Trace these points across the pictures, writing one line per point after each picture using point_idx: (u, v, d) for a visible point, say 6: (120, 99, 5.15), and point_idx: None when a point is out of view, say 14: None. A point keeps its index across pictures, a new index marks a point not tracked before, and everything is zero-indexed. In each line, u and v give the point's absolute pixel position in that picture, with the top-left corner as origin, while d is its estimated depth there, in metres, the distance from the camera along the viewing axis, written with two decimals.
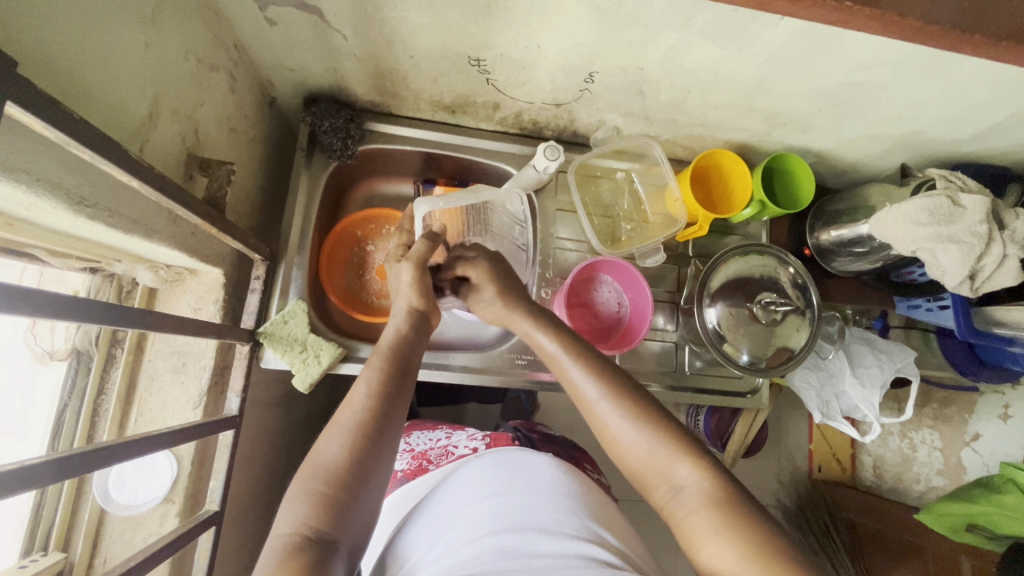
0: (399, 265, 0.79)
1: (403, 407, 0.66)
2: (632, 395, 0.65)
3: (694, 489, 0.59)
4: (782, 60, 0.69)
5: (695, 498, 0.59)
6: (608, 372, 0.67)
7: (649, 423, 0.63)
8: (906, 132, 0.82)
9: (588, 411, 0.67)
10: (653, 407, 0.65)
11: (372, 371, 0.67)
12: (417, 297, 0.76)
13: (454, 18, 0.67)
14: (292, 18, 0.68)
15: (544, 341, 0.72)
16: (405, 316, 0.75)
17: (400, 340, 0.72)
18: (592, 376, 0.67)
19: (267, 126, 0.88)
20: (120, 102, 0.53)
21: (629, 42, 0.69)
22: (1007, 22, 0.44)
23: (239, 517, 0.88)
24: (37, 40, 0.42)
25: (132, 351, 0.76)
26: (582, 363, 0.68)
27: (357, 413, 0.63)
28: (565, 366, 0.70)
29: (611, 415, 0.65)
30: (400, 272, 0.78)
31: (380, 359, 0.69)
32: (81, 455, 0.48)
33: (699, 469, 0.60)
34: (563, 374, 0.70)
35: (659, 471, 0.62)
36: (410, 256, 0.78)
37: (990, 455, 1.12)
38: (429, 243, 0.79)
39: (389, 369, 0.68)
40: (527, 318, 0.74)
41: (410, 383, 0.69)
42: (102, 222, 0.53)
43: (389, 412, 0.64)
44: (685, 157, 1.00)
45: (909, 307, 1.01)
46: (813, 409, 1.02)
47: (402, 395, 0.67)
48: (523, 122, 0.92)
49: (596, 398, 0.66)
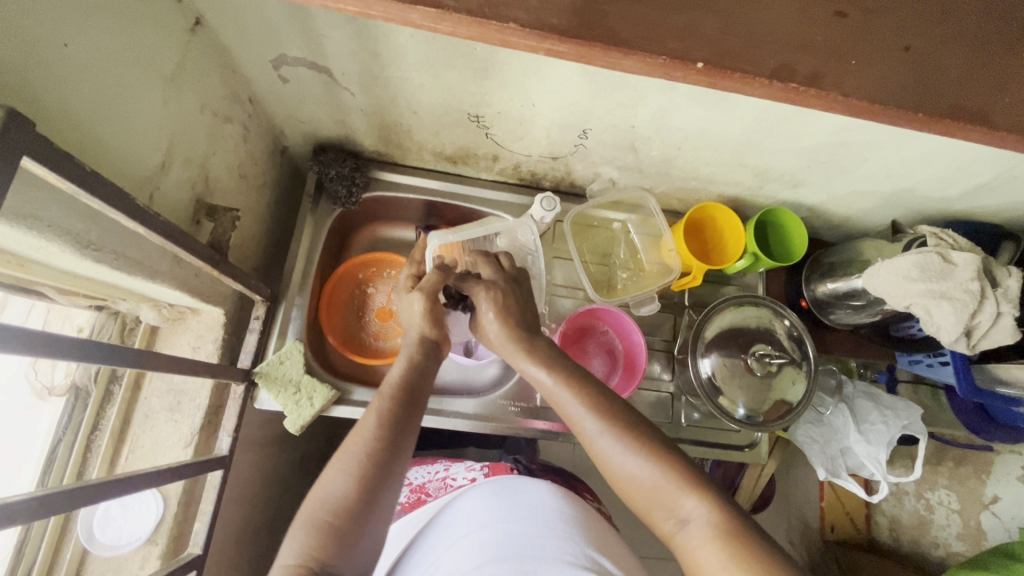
0: (411, 295, 0.79)
1: (412, 434, 0.66)
2: (633, 425, 0.65)
3: (700, 522, 0.57)
4: (766, 121, 0.72)
5: (702, 531, 0.56)
6: (609, 407, 0.66)
7: (655, 454, 0.62)
8: (896, 189, 0.84)
9: (590, 447, 0.66)
10: (652, 437, 0.64)
11: (381, 400, 0.67)
12: (429, 325, 0.76)
13: (454, 78, 0.71)
14: (304, 76, 0.73)
15: (543, 376, 0.71)
16: (416, 342, 0.75)
17: (411, 366, 0.72)
18: (593, 411, 0.66)
19: (277, 173, 0.93)
20: (133, 154, 0.57)
21: (618, 103, 0.72)
22: (961, 98, 0.45)
23: (225, 559, 0.86)
24: (59, 97, 0.46)
25: (130, 388, 0.78)
26: (583, 398, 0.67)
27: (366, 441, 0.62)
28: (566, 402, 0.68)
29: (612, 449, 0.63)
30: (412, 302, 0.78)
31: (391, 387, 0.69)
32: (69, 491, 0.48)
33: (704, 500, 0.58)
34: (563, 410, 0.69)
35: (664, 504, 0.60)
36: (422, 286, 0.78)
37: (1010, 521, 1.02)
38: (440, 274, 0.80)
39: (397, 398, 0.67)
40: (526, 356, 0.74)
41: (421, 413, 0.69)
42: (107, 264, 0.56)
43: (398, 442, 0.63)
44: (681, 209, 1.03)
45: (910, 362, 0.98)
46: (818, 466, 0.99)
47: (412, 423, 0.67)
48: (522, 173, 0.95)
49: (597, 432, 0.65)
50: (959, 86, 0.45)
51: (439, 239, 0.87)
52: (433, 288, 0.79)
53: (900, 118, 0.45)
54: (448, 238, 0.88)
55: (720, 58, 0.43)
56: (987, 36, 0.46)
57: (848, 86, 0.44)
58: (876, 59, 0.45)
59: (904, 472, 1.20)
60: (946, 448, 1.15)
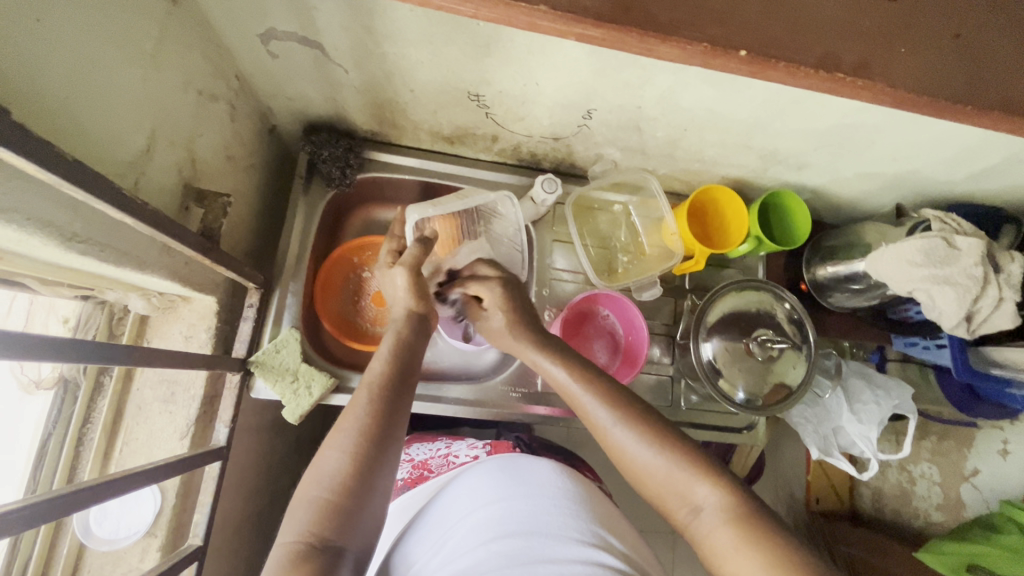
0: (393, 269, 0.78)
1: (405, 412, 0.65)
2: (647, 417, 0.64)
3: (715, 508, 0.57)
4: (776, 103, 0.70)
5: (716, 516, 0.57)
6: (622, 399, 0.65)
7: (666, 443, 0.61)
8: (901, 172, 0.83)
9: (602, 438, 0.65)
10: (665, 427, 0.63)
11: (372, 377, 0.65)
12: (416, 300, 0.75)
13: (455, 55, 0.67)
14: (295, 52, 0.69)
15: (554, 370, 0.71)
16: (404, 319, 0.74)
17: (400, 343, 0.70)
18: (606, 403, 0.65)
19: (266, 154, 0.89)
20: (114, 139, 0.53)
21: (626, 82, 0.69)
22: (990, 86, 0.44)
23: (225, 546, 0.86)
24: (31, 81, 0.43)
25: (121, 379, 0.75)
26: (593, 390, 0.66)
27: (359, 418, 0.61)
28: (578, 396, 0.67)
29: (626, 440, 0.62)
30: (395, 277, 0.77)
31: (382, 364, 0.67)
32: (63, 497, 0.46)
33: (718, 487, 0.58)
34: (575, 403, 0.68)
35: (679, 492, 0.60)
36: (404, 261, 0.77)
37: (989, 492, 1.06)
38: (422, 247, 0.78)
39: (389, 375, 0.66)
40: (536, 347, 0.73)
41: (413, 388, 0.68)
42: (92, 256, 0.53)
43: (391, 418, 0.62)
44: (682, 191, 1.01)
45: (907, 345, 0.99)
46: (810, 445, 1.00)
47: (404, 399, 0.65)
48: (521, 154, 0.93)
49: (609, 423, 0.64)
50: (991, 71, 0.44)
51: (417, 214, 0.81)
52: (417, 262, 0.77)
53: (934, 107, 0.43)
54: (427, 211, 0.82)
55: (765, 47, 0.41)
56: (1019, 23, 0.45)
57: (879, 73, 0.42)
58: (911, 44, 0.43)
59: (890, 447, 1.23)
60: (932, 424, 1.17)
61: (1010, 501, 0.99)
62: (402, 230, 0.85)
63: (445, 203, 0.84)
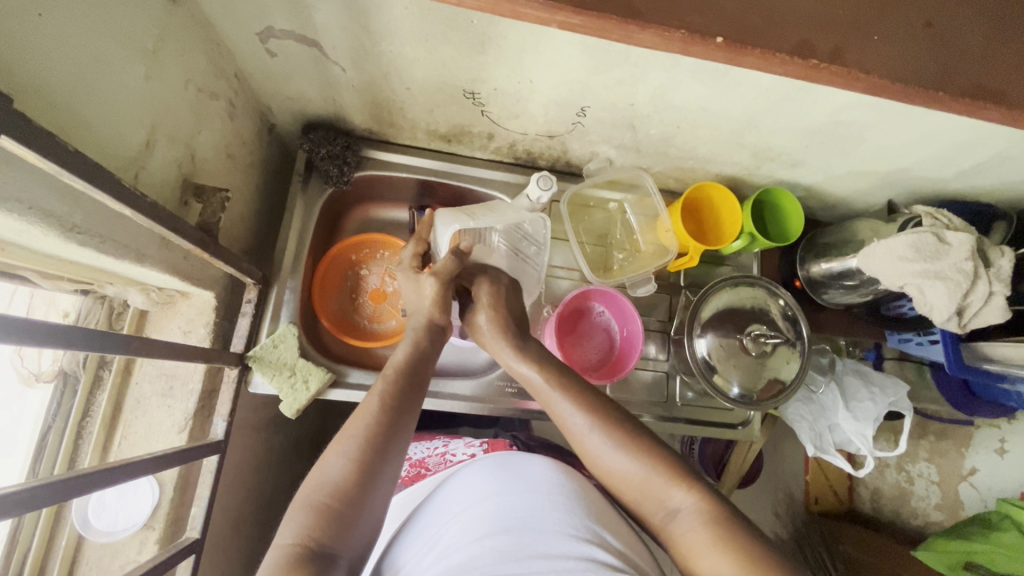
0: (422, 277, 0.78)
1: (411, 421, 0.66)
2: (624, 424, 0.64)
3: (691, 511, 0.58)
4: (767, 99, 0.71)
5: (693, 519, 0.58)
6: (600, 405, 0.66)
7: (645, 449, 0.62)
8: (892, 169, 0.83)
9: (576, 440, 0.66)
10: (646, 433, 0.64)
11: (383, 384, 0.66)
12: (438, 311, 0.76)
13: (450, 53, 0.68)
14: (293, 51, 0.70)
15: (529, 373, 0.71)
16: (422, 329, 0.75)
17: (415, 353, 0.72)
18: (582, 408, 0.66)
19: (265, 152, 0.90)
20: (116, 133, 0.54)
21: (619, 80, 0.71)
22: (970, 77, 0.45)
23: (222, 541, 0.86)
24: (35, 72, 0.44)
25: (120, 373, 0.76)
26: (569, 395, 0.67)
27: (367, 424, 0.62)
28: (553, 400, 0.68)
29: (601, 445, 0.63)
30: (423, 285, 0.77)
31: (391, 371, 0.69)
32: (61, 483, 0.47)
33: (693, 493, 0.59)
34: (552, 408, 0.69)
35: (655, 496, 0.60)
36: (435, 270, 0.77)
37: (988, 491, 1.06)
38: (455, 260, 0.77)
39: (400, 383, 0.67)
40: (512, 351, 0.74)
41: (422, 398, 0.69)
42: (92, 248, 0.54)
43: (398, 425, 0.63)
44: (678, 189, 1.02)
45: (900, 341, 1.00)
46: (805, 441, 1.00)
47: (411, 407, 0.66)
48: (517, 152, 0.94)
49: (586, 430, 0.65)
50: (970, 61, 0.45)
51: (455, 226, 0.83)
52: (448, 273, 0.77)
53: (916, 96, 0.44)
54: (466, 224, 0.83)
55: (742, 35, 0.42)
56: (998, 16, 0.46)
57: (860, 64, 0.43)
58: (891, 36, 0.44)
59: (888, 446, 1.23)
60: (929, 424, 1.17)
61: (1008, 499, 0.99)
62: (427, 234, 0.87)
63: (483, 218, 0.85)
